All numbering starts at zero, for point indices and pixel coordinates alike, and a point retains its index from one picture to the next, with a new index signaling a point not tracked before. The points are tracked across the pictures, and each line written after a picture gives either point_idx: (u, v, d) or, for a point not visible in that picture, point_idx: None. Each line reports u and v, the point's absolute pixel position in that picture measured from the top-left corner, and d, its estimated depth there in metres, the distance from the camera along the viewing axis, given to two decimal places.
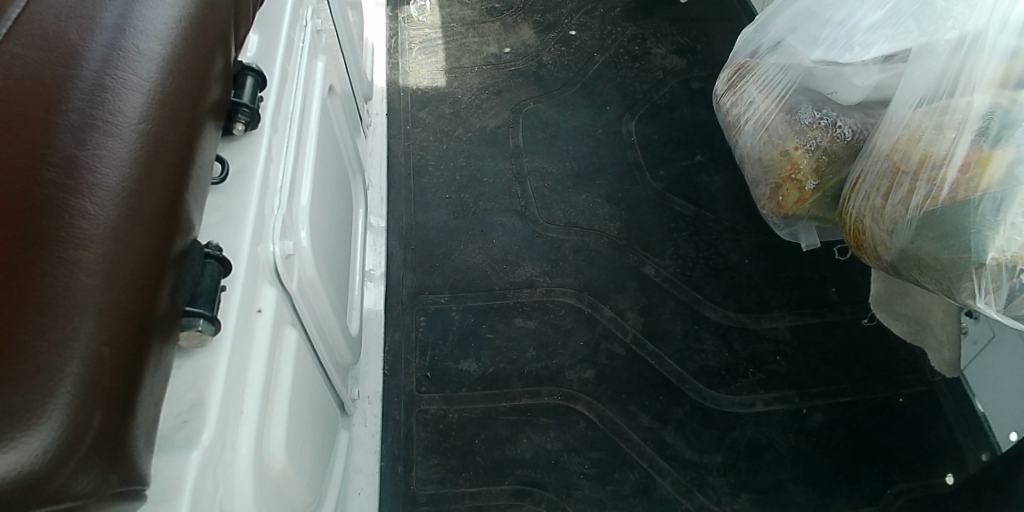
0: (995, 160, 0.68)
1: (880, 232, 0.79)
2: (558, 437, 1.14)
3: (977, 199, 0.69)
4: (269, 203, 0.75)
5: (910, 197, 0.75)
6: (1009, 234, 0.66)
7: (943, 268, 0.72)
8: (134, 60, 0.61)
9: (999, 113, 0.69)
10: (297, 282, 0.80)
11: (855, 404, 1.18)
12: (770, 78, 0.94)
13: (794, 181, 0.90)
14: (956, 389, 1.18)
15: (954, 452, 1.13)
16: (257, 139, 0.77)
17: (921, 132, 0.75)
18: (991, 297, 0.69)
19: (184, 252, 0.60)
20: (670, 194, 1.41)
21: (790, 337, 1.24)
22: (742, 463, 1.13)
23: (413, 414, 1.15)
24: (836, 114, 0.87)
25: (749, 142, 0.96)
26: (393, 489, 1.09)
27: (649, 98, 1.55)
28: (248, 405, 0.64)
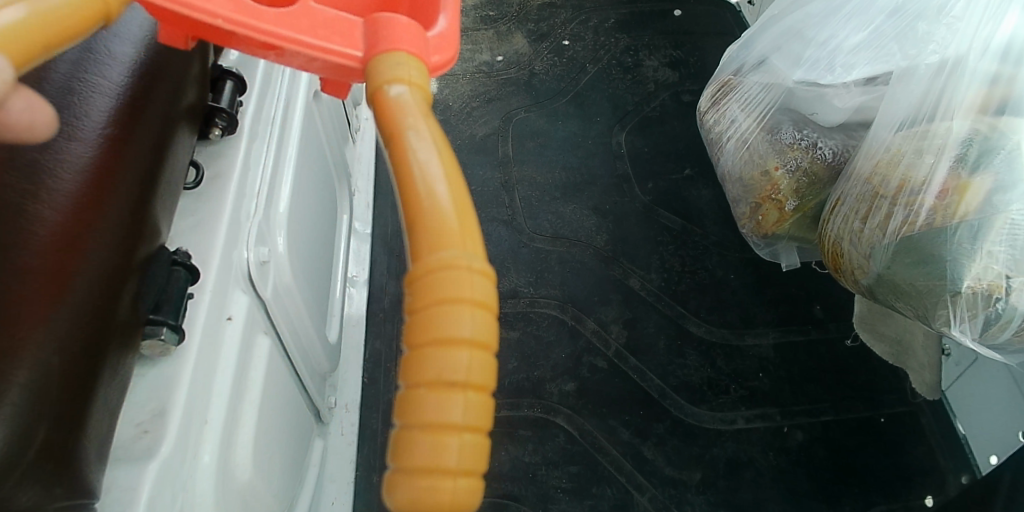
0: (974, 187, 0.68)
1: (856, 255, 0.79)
2: (536, 449, 1.13)
3: (954, 225, 0.69)
4: (244, 208, 0.75)
5: (888, 222, 0.74)
6: (986, 263, 0.67)
7: (918, 294, 0.72)
8: (106, 63, 0.60)
9: (978, 139, 0.69)
10: (272, 288, 0.79)
11: (836, 423, 1.17)
12: (752, 96, 0.93)
13: (773, 200, 0.88)
14: (938, 411, 1.17)
15: (933, 474, 1.12)
16: (234, 145, 0.76)
17: (900, 156, 0.75)
18: (966, 324, 0.69)
19: (150, 259, 0.61)
20: (658, 208, 1.40)
21: (773, 354, 1.23)
22: (721, 480, 1.12)
23: (391, 423, 1.14)
24: (817, 135, 0.86)
25: (730, 160, 0.96)
26: (367, 499, 1.09)
27: (640, 111, 1.55)
28: (213, 415, 0.63)
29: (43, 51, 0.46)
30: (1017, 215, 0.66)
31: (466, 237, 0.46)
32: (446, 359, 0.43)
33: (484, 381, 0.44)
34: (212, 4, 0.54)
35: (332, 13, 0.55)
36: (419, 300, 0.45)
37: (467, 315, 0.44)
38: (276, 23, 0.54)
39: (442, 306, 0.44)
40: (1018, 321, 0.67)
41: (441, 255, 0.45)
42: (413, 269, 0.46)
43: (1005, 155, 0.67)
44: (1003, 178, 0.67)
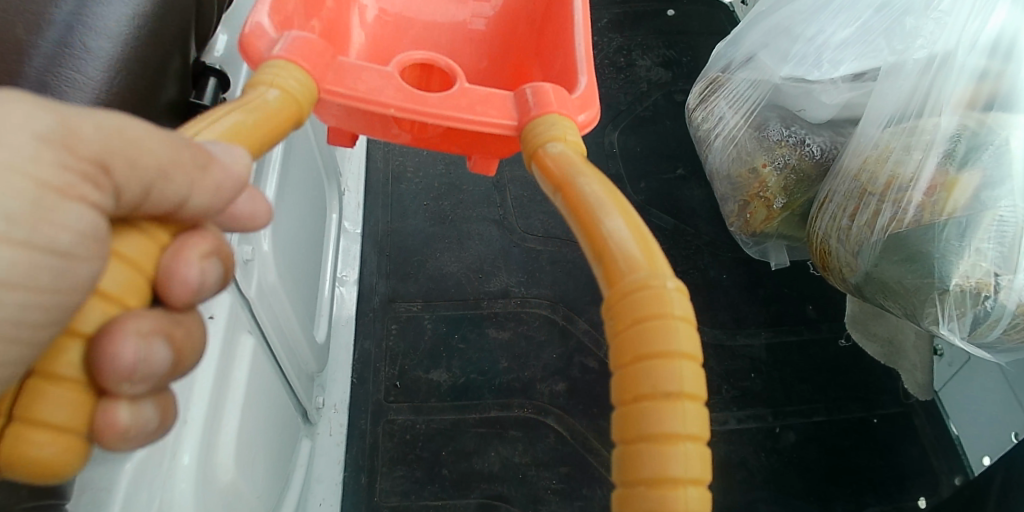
0: (961, 183, 0.69)
1: (844, 254, 0.78)
2: (526, 450, 1.12)
3: (942, 222, 0.69)
4: None
5: (876, 219, 0.74)
6: (974, 261, 0.67)
7: (906, 292, 0.71)
8: (81, 59, 0.61)
9: (967, 135, 0.70)
10: (256, 287, 0.78)
11: (829, 424, 1.16)
12: (741, 93, 0.92)
13: (762, 198, 0.88)
14: (932, 411, 1.16)
15: (926, 475, 1.12)
16: None
17: (888, 153, 0.74)
18: (955, 323, 0.69)
19: None
20: (650, 207, 1.39)
21: (765, 354, 1.23)
22: (712, 481, 1.11)
23: (380, 423, 1.13)
24: (805, 132, 0.85)
25: (718, 158, 0.95)
26: (354, 499, 1.07)
27: (633, 110, 1.54)
28: (194, 415, 0.64)
29: (259, 139, 0.58)
30: (1006, 211, 0.67)
31: (649, 257, 0.53)
32: (659, 371, 0.49)
33: (696, 390, 0.49)
34: (385, 96, 0.69)
35: (485, 92, 0.72)
36: (620, 322, 0.52)
37: (674, 328, 0.50)
38: (446, 106, 0.70)
39: (641, 323, 0.51)
40: (1007, 318, 0.67)
41: (634, 277, 0.52)
42: (610, 294, 0.53)
43: (994, 152, 0.68)
44: (991, 174, 0.68)
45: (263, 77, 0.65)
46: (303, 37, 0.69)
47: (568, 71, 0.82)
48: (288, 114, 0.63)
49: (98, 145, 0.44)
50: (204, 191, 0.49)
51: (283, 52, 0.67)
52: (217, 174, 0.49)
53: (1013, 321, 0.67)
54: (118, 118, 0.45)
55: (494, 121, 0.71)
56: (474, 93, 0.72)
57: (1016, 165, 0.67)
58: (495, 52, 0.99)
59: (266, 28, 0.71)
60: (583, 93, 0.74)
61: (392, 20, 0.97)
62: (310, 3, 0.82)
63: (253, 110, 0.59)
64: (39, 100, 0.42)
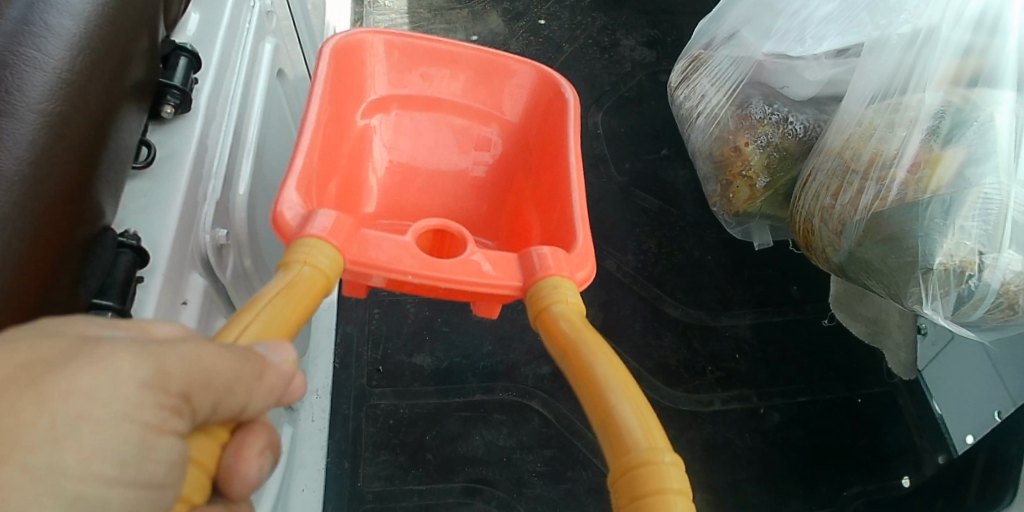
0: (945, 160, 0.68)
1: (827, 233, 0.77)
2: (510, 433, 1.11)
3: (926, 200, 0.67)
4: (202, 190, 0.72)
5: (859, 198, 0.73)
6: (958, 239, 0.66)
7: (890, 272, 0.70)
8: (42, 37, 0.58)
9: (951, 111, 0.68)
10: (230, 271, 0.76)
11: (813, 404, 1.16)
12: (722, 71, 0.91)
13: (744, 177, 0.87)
14: (915, 391, 1.17)
15: (911, 455, 1.12)
16: (189, 123, 0.73)
17: (872, 130, 0.73)
18: (938, 303, 0.68)
19: (93, 240, 0.58)
20: (634, 189, 1.38)
21: (749, 335, 1.22)
22: (697, 462, 1.11)
23: (363, 409, 1.12)
24: (788, 109, 0.85)
25: (700, 137, 0.94)
26: (337, 486, 1.06)
27: (616, 91, 1.52)
28: None
29: (292, 323, 0.58)
30: (991, 188, 0.65)
31: (648, 431, 0.54)
32: None
33: None
34: (403, 267, 0.71)
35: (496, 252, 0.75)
36: (624, 498, 0.52)
37: (666, 473, 0.51)
38: (460, 273, 0.73)
39: (645, 499, 0.51)
40: (991, 297, 0.66)
41: (636, 454, 0.52)
42: (614, 469, 0.53)
43: (977, 128, 0.67)
44: (975, 150, 0.66)
45: (295, 256, 0.65)
46: (326, 213, 0.69)
47: (567, 229, 0.83)
48: (318, 285, 0.64)
49: (179, 375, 0.41)
50: (263, 396, 0.47)
51: (308, 229, 0.68)
52: (270, 380, 0.47)
53: (996, 300, 0.66)
54: (190, 341, 0.43)
55: (503, 283, 0.73)
56: (487, 255, 0.75)
57: (1001, 141, 0.66)
58: (498, 197, 1.02)
59: (289, 201, 0.72)
60: (582, 249, 0.77)
61: (401, 167, 1.01)
62: (327, 168, 0.86)
63: (287, 296, 0.59)
64: (128, 343, 0.40)
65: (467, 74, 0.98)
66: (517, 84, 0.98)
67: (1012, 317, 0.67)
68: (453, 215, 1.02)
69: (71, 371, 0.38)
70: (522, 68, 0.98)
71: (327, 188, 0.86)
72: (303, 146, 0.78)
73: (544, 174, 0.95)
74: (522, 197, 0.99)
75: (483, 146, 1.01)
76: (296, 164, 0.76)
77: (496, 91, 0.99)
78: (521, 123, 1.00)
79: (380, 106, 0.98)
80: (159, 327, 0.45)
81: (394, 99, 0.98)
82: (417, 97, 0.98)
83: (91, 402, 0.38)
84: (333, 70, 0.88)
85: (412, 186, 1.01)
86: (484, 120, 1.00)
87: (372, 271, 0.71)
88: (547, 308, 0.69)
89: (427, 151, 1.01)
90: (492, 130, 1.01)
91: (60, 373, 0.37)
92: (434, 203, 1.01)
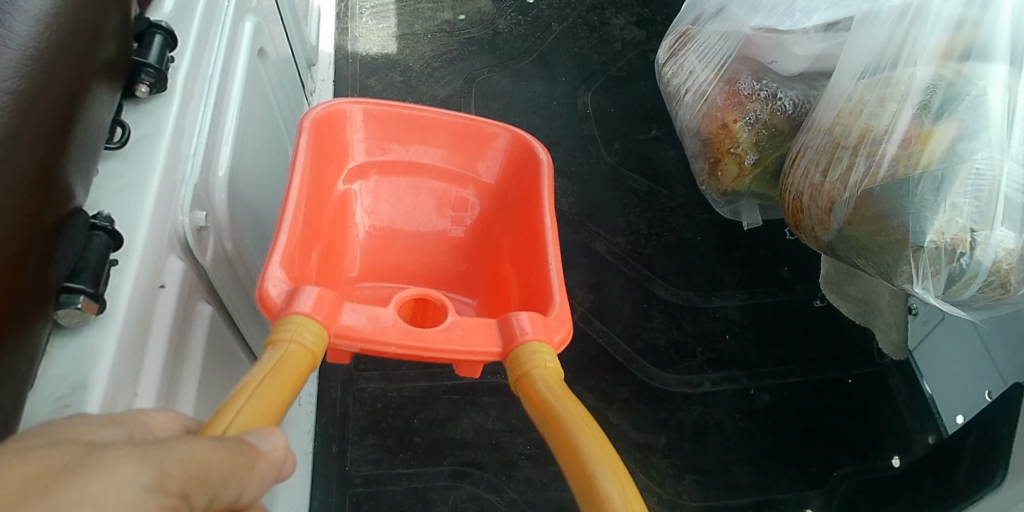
0: (937, 135, 0.65)
1: (816, 211, 0.75)
2: (499, 416, 1.10)
3: (916, 177, 0.65)
4: (179, 171, 0.70)
5: (848, 174, 0.71)
6: (949, 216, 0.64)
7: (880, 250, 0.69)
8: (9, 12, 0.56)
9: (942, 85, 0.66)
10: (211, 254, 0.75)
11: (803, 385, 1.16)
12: (709, 46, 0.88)
13: (733, 155, 0.85)
14: (905, 371, 1.17)
15: (901, 435, 1.12)
16: (165, 102, 0.71)
17: (861, 105, 0.72)
18: (929, 282, 0.66)
19: (64, 222, 0.57)
20: (624, 169, 1.37)
21: (740, 316, 1.22)
22: (687, 444, 1.11)
23: (351, 392, 1.10)
24: (777, 85, 0.83)
25: (687, 114, 0.91)
26: (325, 470, 1.04)
27: (606, 70, 1.51)
28: (145, 387, 0.60)
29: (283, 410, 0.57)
30: (982, 164, 0.63)
31: (628, 503, 0.53)
32: None
33: None
34: (385, 336, 0.69)
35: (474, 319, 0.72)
36: None
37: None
38: (439, 341, 0.70)
39: None
40: (983, 276, 0.64)
41: None
42: None
43: (970, 102, 0.65)
44: (967, 126, 0.64)
45: (282, 332, 0.64)
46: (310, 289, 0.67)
47: (544, 294, 0.80)
48: (305, 362, 0.62)
49: (180, 474, 0.44)
50: (257, 484, 0.49)
51: (293, 306, 0.66)
52: (262, 468, 0.49)
53: (988, 278, 0.64)
54: (189, 437, 0.46)
55: (480, 350, 0.70)
56: (463, 321, 0.71)
57: (993, 116, 0.64)
58: (478, 256, 1.00)
59: (275, 277, 0.70)
60: (558, 312, 0.74)
61: (381, 231, 0.99)
62: (309, 237, 0.84)
63: (276, 380, 0.58)
64: (133, 451, 0.43)
65: (443, 139, 0.93)
66: (495, 148, 0.94)
67: (1005, 296, 0.66)
68: (433, 274, 1.00)
69: (80, 480, 0.41)
70: (500, 132, 0.93)
71: (310, 257, 0.85)
72: (285, 222, 0.75)
73: (520, 234, 0.91)
74: (500, 254, 0.96)
75: (461, 206, 0.98)
76: (280, 239, 0.73)
77: (473, 154, 0.95)
78: (497, 184, 0.96)
79: (360, 172, 0.94)
80: (155, 419, 0.51)
81: (373, 165, 0.95)
82: (395, 162, 0.95)
83: (100, 508, 0.40)
84: (313, 140, 0.85)
85: (393, 248, 0.99)
86: (461, 183, 0.97)
87: (352, 342, 0.68)
88: (526, 373, 0.67)
89: (406, 214, 0.99)
90: (470, 191, 0.97)
91: (72, 481, 0.40)
92: (415, 265, 1.00)
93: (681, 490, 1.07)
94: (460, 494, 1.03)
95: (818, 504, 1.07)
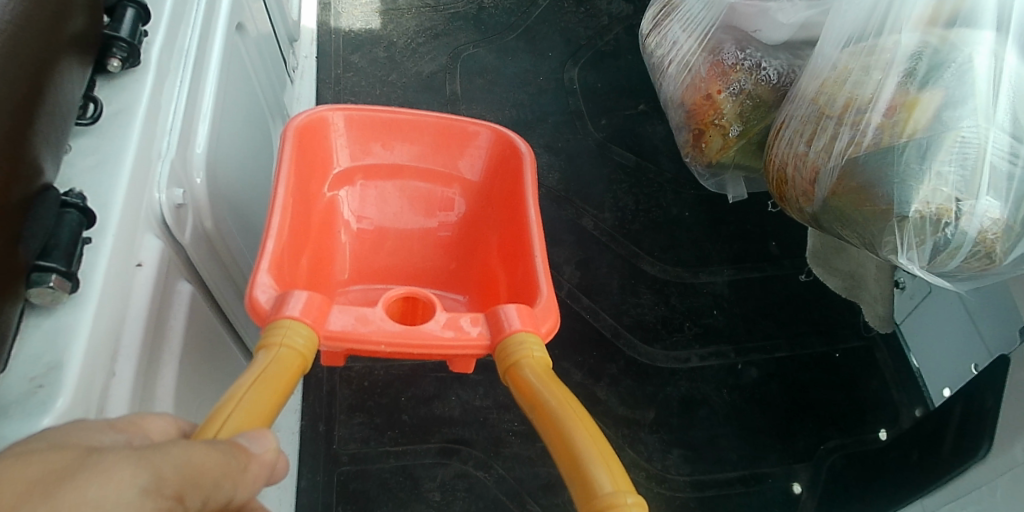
0: (922, 104, 0.63)
1: (800, 182, 0.73)
2: (486, 394, 1.10)
3: (901, 145, 0.63)
4: (154, 148, 0.69)
5: (833, 144, 0.68)
6: (934, 185, 0.61)
7: (864, 221, 0.66)
8: None
9: (928, 52, 0.63)
10: (190, 231, 0.74)
11: (791, 359, 1.16)
12: (693, 16, 0.86)
13: (717, 126, 0.83)
14: (892, 345, 1.17)
15: (887, 408, 1.12)
16: (138, 77, 0.70)
17: (846, 74, 0.69)
18: (914, 252, 0.64)
19: (33, 199, 0.56)
20: (611, 145, 1.36)
21: (727, 291, 1.22)
22: (675, 419, 1.11)
23: (337, 371, 1.09)
24: (760, 54, 0.80)
25: (672, 86, 0.89)
26: (312, 448, 1.03)
27: (593, 45, 1.49)
28: (122, 367, 0.59)
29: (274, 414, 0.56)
30: (968, 132, 0.61)
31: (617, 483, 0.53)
32: None
33: None
34: (375, 334, 0.68)
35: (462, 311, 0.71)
36: None
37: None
38: (429, 337, 0.69)
39: None
40: (968, 246, 0.62)
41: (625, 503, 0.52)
42: None
43: (955, 69, 0.62)
44: (953, 93, 0.62)
45: (273, 335, 0.63)
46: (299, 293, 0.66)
47: (530, 289, 0.79)
48: (297, 365, 0.62)
49: (174, 477, 0.43)
50: (250, 484, 0.48)
51: (282, 311, 0.65)
52: (255, 470, 0.48)
53: (974, 249, 0.62)
54: (181, 440, 0.45)
55: (472, 344, 0.69)
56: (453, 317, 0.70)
57: (979, 83, 0.61)
58: (466, 253, 0.98)
59: (263, 283, 0.68)
60: (545, 302, 0.73)
61: (370, 234, 0.97)
62: (297, 242, 0.83)
63: (266, 383, 0.58)
64: (128, 454, 0.42)
65: (426, 139, 0.92)
66: (478, 146, 0.93)
67: (990, 266, 0.64)
68: (423, 275, 0.99)
69: (80, 483, 0.40)
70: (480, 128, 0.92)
71: (299, 264, 0.83)
72: (270, 229, 0.74)
73: (507, 228, 0.90)
74: (489, 249, 0.95)
75: (447, 206, 0.97)
76: (267, 247, 0.72)
77: (455, 153, 0.93)
78: (482, 182, 0.94)
79: (344, 177, 0.93)
80: (151, 424, 0.50)
81: (357, 170, 0.93)
82: (379, 166, 0.94)
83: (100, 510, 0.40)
84: (296, 147, 0.84)
85: (382, 250, 0.98)
86: (446, 182, 0.95)
87: (342, 343, 0.67)
88: (516, 364, 0.66)
89: (394, 215, 0.97)
90: (456, 190, 0.96)
91: (70, 485, 0.40)
92: (406, 266, 0.98)
93: (668, 464, 1.07)
94: (448, 471, 1.03)
95: (804, 478, 1.07)
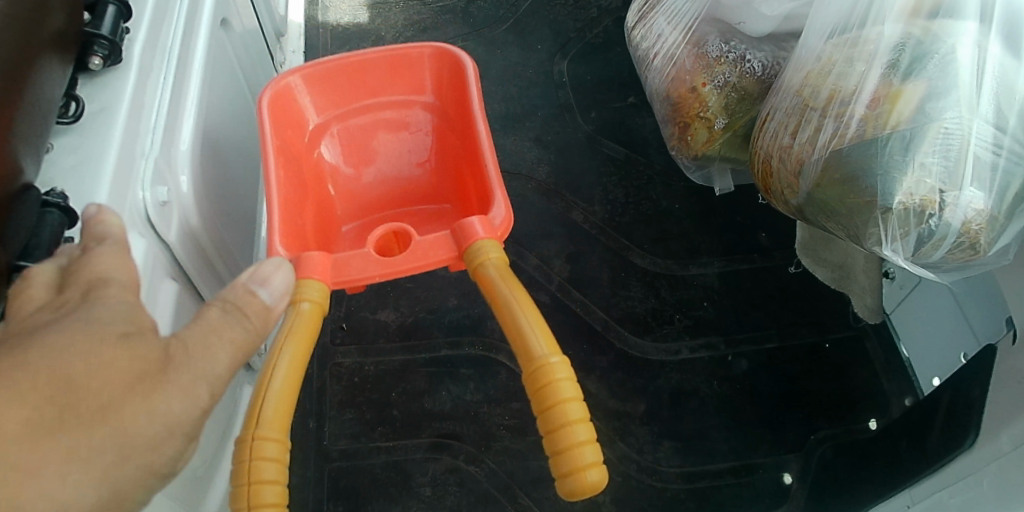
0: (905, 95, 0.63)
1: (785, 174, 0.73)
2: (477, 388, 1.08)
3: (885, 136, 0.63)
4: (138, 145, 0.69)
5: (818, 135, 0.68)
6: (918, 177, 0.61)
7: (848, 213, 0.66)
8: None
9: (911, 44, 0.63)
10: (175, 228, 0.73)
11: (781, 350, 1.16)
12: (678, 8, 0.86)
13: (702, 119, 0.83)
14: (882, 334, 1.17)
15: (877, 397, 1.13)
16: (120, 75, 0.69)
17: (830, 66, 0.69)
18: (898, 244, 0.63)
19: (16, 196, 0.55)
20: (601, 137, 1.36)
21: (717, 282, 1.22)
22: (665, 411, 1.11)
23: (327, 367, 1.09)
24: (745, 47, 0.80)
25: (657, 79, 0.89)
26: (303, 444, 1.04)
27: (583, 37, 1.47)
28: None
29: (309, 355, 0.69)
30: (952, 122, 0.61)
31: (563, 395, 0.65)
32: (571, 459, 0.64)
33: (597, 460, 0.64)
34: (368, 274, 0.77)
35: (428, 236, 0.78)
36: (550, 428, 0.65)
37: (572, 431, 0.64)
38: (410, 263, 0.77)
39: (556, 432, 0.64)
40: (952, 237, 0.62)
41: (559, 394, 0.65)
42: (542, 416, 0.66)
43: (939, 60, 0.62)
44: (936, 85, 0.61)
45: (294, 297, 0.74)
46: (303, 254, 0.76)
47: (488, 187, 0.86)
48: (315, 319, 0.72)
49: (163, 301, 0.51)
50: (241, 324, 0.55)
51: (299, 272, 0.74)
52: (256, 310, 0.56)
53: (958, 240, 0.62)
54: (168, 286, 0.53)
55: (436, 259, 0.77)
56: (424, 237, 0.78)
57: (963, 74, 0.61)
58: (444, 166, 1.03)
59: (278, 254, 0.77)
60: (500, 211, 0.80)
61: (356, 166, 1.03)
62: (300, 198, 0.90)
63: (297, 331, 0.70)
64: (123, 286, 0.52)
65: (378, 74, 0.97)
66: (423, 62, 0.97)
67: (975, 257, 0.63)
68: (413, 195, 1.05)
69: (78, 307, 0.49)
70: (420, 49, 0.96)
71: (305, 215, 0.91)
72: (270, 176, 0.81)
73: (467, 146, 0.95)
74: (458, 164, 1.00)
75: (413, 127, 1.01)
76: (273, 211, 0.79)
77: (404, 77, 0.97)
78: (439, 96, 0.98)
79: (321, 131, 0.98)
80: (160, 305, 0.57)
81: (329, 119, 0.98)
82: (343, 108, 0.98)
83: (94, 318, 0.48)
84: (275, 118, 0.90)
85: (369, 178, 1.03)
86: (404, 106, 1.00)
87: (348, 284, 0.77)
88: (480, 266, 0.75)
89: (371, 144, 1.02)
90: (416, 111, 1.00)
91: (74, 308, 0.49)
92: (394, 188, 1.04)
93: (659, 457, 1.08)
94: (439, 466, 1.03)
95: (795, 468, 1.08)
